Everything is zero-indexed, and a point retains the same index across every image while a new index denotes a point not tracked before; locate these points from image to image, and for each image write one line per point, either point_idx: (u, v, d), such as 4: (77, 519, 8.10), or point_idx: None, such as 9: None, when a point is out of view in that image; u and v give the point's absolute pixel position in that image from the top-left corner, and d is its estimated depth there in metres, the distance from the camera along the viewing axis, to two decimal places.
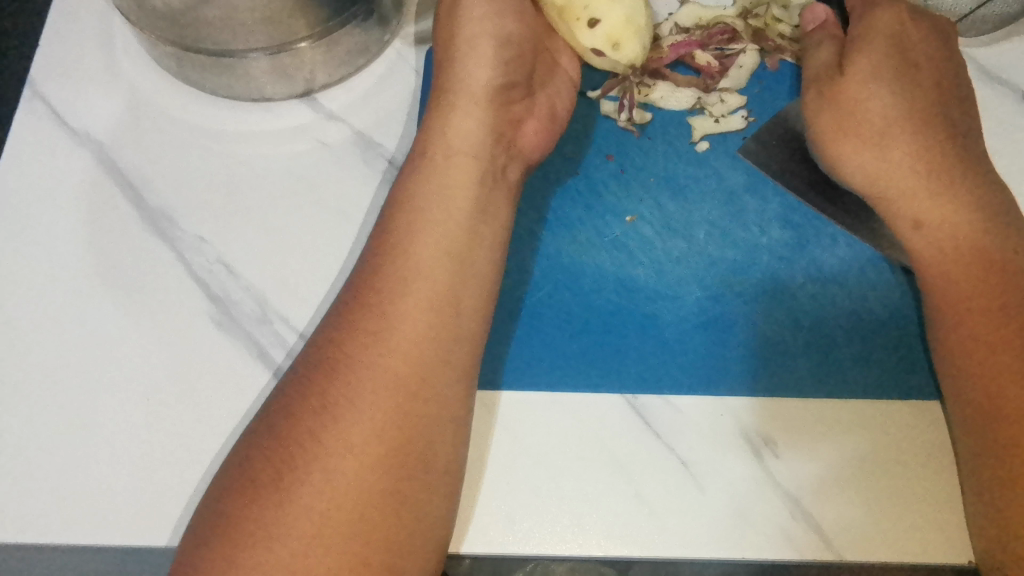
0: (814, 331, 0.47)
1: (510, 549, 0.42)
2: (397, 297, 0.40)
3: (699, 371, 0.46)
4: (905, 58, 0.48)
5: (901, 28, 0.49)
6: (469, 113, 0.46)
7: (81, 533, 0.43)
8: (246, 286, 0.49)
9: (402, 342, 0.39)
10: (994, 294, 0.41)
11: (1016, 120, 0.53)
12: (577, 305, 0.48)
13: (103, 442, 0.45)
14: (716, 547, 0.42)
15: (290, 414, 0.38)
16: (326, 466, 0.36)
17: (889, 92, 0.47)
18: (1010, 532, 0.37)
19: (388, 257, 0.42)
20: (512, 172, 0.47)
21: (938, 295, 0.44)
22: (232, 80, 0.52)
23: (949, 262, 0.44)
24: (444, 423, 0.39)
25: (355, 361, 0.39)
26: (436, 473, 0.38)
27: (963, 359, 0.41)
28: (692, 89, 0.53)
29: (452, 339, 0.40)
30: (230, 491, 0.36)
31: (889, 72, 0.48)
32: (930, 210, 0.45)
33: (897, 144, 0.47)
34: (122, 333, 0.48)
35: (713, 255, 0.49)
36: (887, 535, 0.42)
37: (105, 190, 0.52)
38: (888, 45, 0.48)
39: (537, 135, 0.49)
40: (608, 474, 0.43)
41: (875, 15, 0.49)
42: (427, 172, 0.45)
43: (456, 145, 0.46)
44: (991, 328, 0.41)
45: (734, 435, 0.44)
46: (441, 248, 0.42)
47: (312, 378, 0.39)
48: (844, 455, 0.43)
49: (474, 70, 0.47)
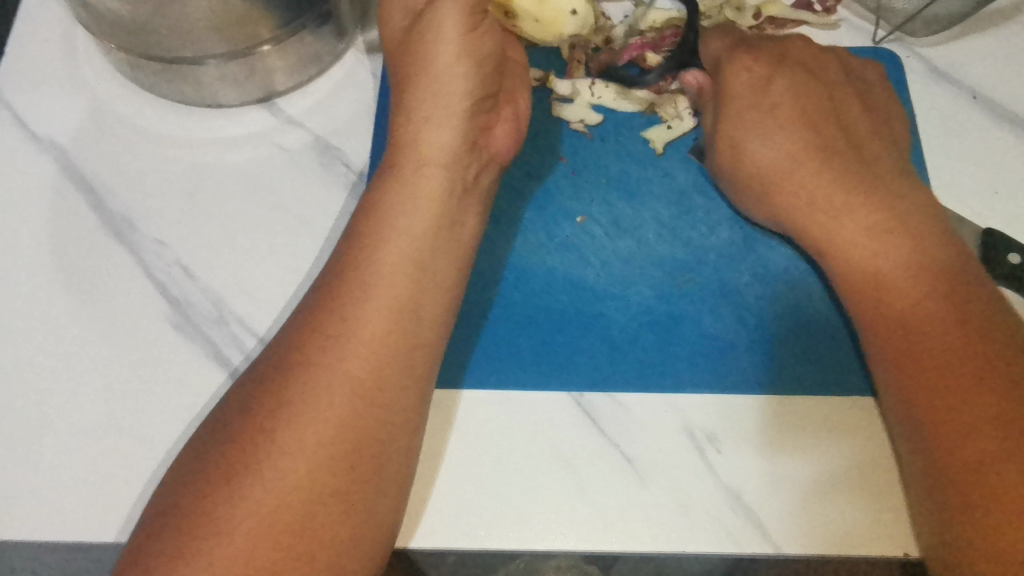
0: (760, 328, 0.48)
1: (458, 546, 0.43)
2: (354, 304, 0.40)
3: (647, 369, 0.47)
4: (765, 105, 0.49)
5: (754, 80, 0.50)
6: (445, 124, 0.45)
7: (33, 531, 0.44)
8: (202, 288, 0.50)
9: (357, 345, 0.39)
10: (924, 303, 0.41)
11: (965, 118, 0.54)
12: (526, 305, 0.49)
13: (57, 441, 0.46)
14: (658, 542, 0.42)
15: (247, 414, 0.38)
16: (274, 470, 0.36)
17: (768, 142, 0.48)
18: (950, 535, 0.37)
19: (354, 263, 0.41)
20: (482, 179, 0.47)
21: (872, 299, 0.43)
22: (184, 86, 0.53)
23: (883, 276, 0.43)
24: (391, 426, 0.39)
25: (298, 363, 0.39)
26: (386, 475, 0.38)
27: (910, 366, 0.41)
28: (645, 91, 0.54)
29: (404, 343, 0.40)
30: (183, 491, 0.36)
31: (787, 112, 0.49)
32: (854, 228, 0.45)
33: (805, 177, 0.47)
34: (80, 337, 0.49)
35: (662, 255, 0.50)
36: (829, 529, 0.42)
37: (65, 193, 0.53)
38: (748, 99, 0.49)
39: (506, 137, 0.49)
40: (554, 470, 0.44)
41: (730, 70, 0.50)
42: (396, 180, 0.44)
43: (430, 155, 0.45)
44: (944, 331, 0.40)
45: (679, 432, 0.45)
46: (408, 254, 0.42)
47: (267, 382, 0.39)
48: (787, 450, 0.44)
49: (449, 83, 0.45)
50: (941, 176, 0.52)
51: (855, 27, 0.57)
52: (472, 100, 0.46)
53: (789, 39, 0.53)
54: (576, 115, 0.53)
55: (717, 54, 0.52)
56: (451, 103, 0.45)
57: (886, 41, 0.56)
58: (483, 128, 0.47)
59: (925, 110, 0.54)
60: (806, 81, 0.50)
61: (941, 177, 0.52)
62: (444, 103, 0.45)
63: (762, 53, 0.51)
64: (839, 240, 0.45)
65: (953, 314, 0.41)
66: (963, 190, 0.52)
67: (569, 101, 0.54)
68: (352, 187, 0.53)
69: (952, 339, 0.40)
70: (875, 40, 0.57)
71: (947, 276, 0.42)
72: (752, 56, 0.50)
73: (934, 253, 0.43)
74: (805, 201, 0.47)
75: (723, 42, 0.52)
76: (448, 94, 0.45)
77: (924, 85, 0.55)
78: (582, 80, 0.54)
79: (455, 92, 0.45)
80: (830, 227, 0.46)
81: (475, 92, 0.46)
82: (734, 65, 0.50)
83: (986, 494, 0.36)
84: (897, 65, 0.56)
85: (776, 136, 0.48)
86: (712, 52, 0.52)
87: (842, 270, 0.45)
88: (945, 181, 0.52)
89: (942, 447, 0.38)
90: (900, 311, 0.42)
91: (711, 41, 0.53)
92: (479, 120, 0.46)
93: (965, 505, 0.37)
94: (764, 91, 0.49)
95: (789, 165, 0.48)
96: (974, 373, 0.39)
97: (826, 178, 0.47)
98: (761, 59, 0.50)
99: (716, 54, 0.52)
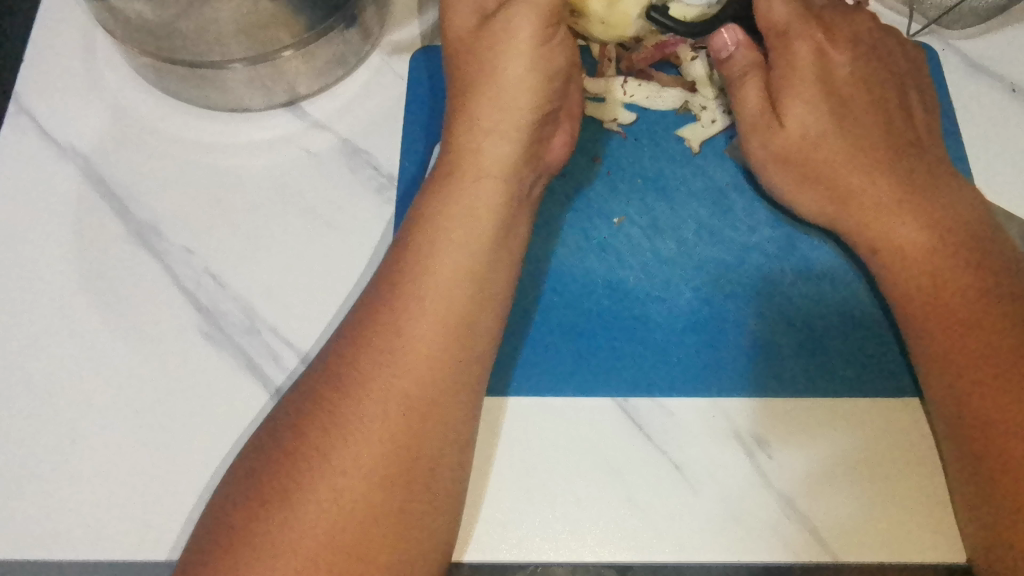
0: (806, 329, 0.47)
1: (505, 557, 0.42)
2: (408, 318, 0.39)
3: (691, 372, 0.46)
4: (824, 87, 0.46)
5: (819, 59, 0.47)
6: (516, 142, 0.44)
7: (68, 549, 0.43)
8: (233, 296, 0.49)
9: (410, 362, 0.38)
10: (965, 294, 0.41)
11: (1006, 112, 0.53)
12: (566, 309, 0.48)
13: (90, 455, 0.45)
14: (711, 551, 0.41)
15: (301, 433, 0.36)
16: (327, 487, 0.35)
17: (823, 124, 0.46)
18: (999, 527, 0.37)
19: (409, 275, 0.40)
20: (536, 189, 0.47)
21: (914, 290, 0.43)
22: (213, 92, 0.52)
23: (939, 269, 0.42)
24: (447, 441, 0.38)
25: (345, 380, 0.37)
26: (439, 494, 0.37)
27: (957, 359, 0.40)
28: (679, 88, 0.53)
29: (458, 361, 0.39)
30: (231, 512, 0.35)
31: (846, 100, 0.47)
32: (902, 218, 0.44)
33: (854, 168, 0.46)
34: (110, 348, 0.48)
35: (702, 256, 0.49)
36: (887, 533, 0.41)
37: (91, 202, 0.52)
38: (810, 78, 0.46)
39: (563, 148, 0.48)
40: (602, 480, 0.43)
41: (797, 44, 0.46)
42: (464, 191, 0.43)
43: (488, 167, 0.44)
44: (990, 318, 0.40)
45: (727, 436, 0.44)
46: (458, 266, 0.41)
47: (315, 394, 0.38)
48: (838, 450, 0.43)
49: (516, 94, 0.44)
50: (986, 171, 0.51)
51: (889, 20, 0.56)
52: (537, 115, 0.45)
53: (854, 14, 0.49)
54: (610, 114, 0.52)
55: (784, 19, 0.46)
56: (514, 116, 0.44)
57: (921, 33, 0.56)
58: (543, 139, 0.47)
59: (965, 104, 0.53)
60: (871, 64, 0.48)
61: (984, 172, 0.51)
62: (508, 118, 0.44)
63: (829, 28, 0.48)
64: (886, 231, 0.44)
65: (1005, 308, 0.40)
66: (1008, 185, 0.51)
67: (602, 101, 0.53)
68: (382, 191, 0.52)
69: (994, 330, 0.40)
70: (910, 32, 0.56)
71: (991, 266, 0.42)
72: (820, 33, 0.47)
73: (988, 251, 0.42)
74: (856, 189, 0.45)
75: (790, 7, 0.46)
76: (512, 108, 0.44)
77: (962, 78, 0.54)
78: (614, 78, 0.53)
79: (519, 107, 0.44)
80: (878, 220, 0.45)
81: (540, 107, 0.45)
82: (801, 39, 0.46)
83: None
84: (933, 58, 0.55)
85: (828, 119, 0.46)
86: (778, 16, 0.46)
87: (883, 261, 0.44)
88: (988, 176, 0.51)
89: (987, 438, 0.38)
90: (957, 309, 0.41)
91: (774, 1, 0.46)
92: (541, 133, 0.46)
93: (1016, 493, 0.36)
94: (827, 73, 0.47)
95: (844, 153, 0.46)
96: (1014, 355, 0.39)
97: (884, 171, 0.45)
98: (829, 36, 0.47)
99: (780, 22, 0.46)
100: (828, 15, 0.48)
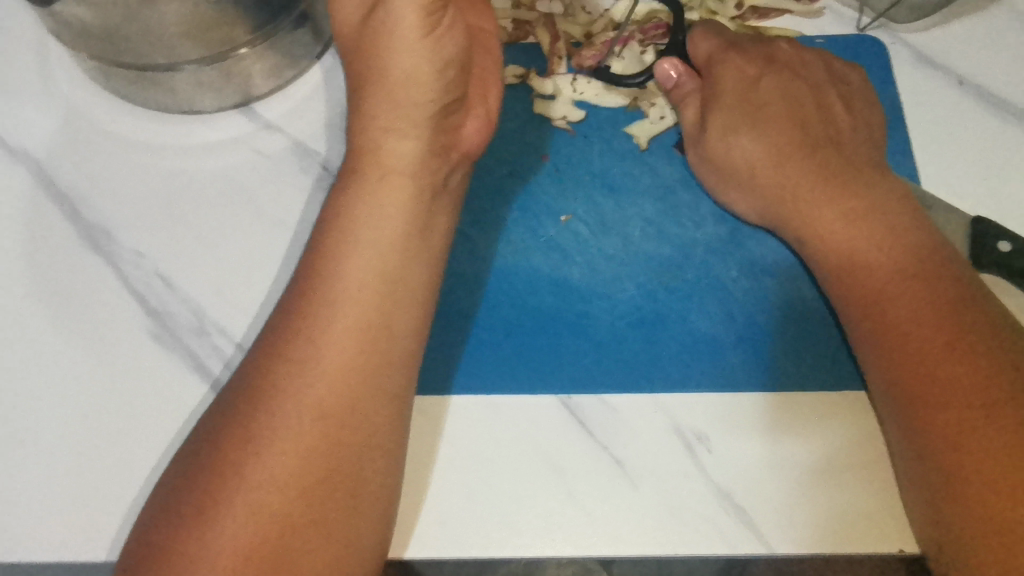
0: (748, 324, 0.47)
1: (445, 554, 0.42)
2: (330, 320, 0.39)
3: (634, 369, 0.46)
4: (753, 106, 0.50)
5: (745, 80, 0.51)
6: (405, 136, 0.44)
7: (16, 550, 0.43)
8: (181, 297, 0.49)
9: (329, 370, 0.38)
10: (894, 289, 0.42)
11: (954, 104, 0.53)
12: (511, 308, 0.48)
13: (36, 457, 0.45)
14: (646, 545, 0.42)
15: (231, 438, 0.37)
16: (245, 493, 0.35)
17: (755, 139, 0.49)
18: (944, 510, 0.37)
19: (343, 281, 0.40)
20: (454, 178, 0.47)
21: (850, 286, 0.43)
22: (162, 94, 0.52)
23: (863, 260, 0.43)
24: (381, 447, 0.38)
25: (284, 386, 0.38)
26: (367, 494, 0.37)
27: (895, 351, 0.40)
28: (626, 87, 0.53)
29: (384, 363, 0.39)
30: (163, 517, 0.35)
31: (773, 116, 0.50)
32: (830, 221, 0.46)
33: (780, 174, 0.48)
34: (57, 350, 0.48)
35: (648, 252, 0.49)
36: (823, 526, 0.42)
37: (41, 207, 0.52)
38: (739, 97, 0.50)
39: (477, 132, 0.48)
40: (543, 476, 0.43)
41: (722, 70, 0.51)
42: (401, 196, 0.43)
43: (415, 169, 0.44)
44: (931, 304, 0.40)
45: (669, 432, 0.44)
46: (390, 272, 0.41)
47: (250, 397, 0.38)
48: (774, 444, 0.43)
49: (409, 93, 0.44)
50: (933, 164, 0.51)
51: (838, 15, 0.56)
52: (437, 108, 0.45)
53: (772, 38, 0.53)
54: (558, 111, 0.52)
55: (708, 52, 0.52)
56: (412, 111, 0.44)
57: (870, 28, 0.56)
58: (450, 129, 0.46)
59: (911, 97, 0.54)
60: (793, 80, 0.51)
61: (931, 164, 0.51)
62: (406, 115, 0.44)
63: (752, 52, 0.52)
64: (821, 232, 0.46)
65: (928, 296, 0.41)
66: (954, 178, 0.51)
67: (551, 99, 0.53)
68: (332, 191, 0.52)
69: (923, 322, 0.40)
70: (860, 27, 0.56)
71: (924, 258, 0.42)
72: (739, 56, 0.51)
73: (925, 246, 0.43)
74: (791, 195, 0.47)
75: (712, 41, 0.52)
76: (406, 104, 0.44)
77: (911, 72, 0.54)
78: (563, 76, 0.53)
79: None
80: (814, 225, 0.46)
81: (440, 98, 0.44)
82: (726, 64, 0.51)
83: (997, 482, 0.35)
84: (881, 53, 0.55)
85: (754, 131, 0.49)
86: (702, 50, 0.52)
87: (824, 260, 0.45)
88: (934, 168, 0.51)
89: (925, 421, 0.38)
90: (887, 300, 0.42)
91: (699, 41, 0.53)
92: (443, 124, 0.45)
93: (951, 477, 0.36)
94: (752, 93, 0.50)
95: (771, 162, 0.48)
96: (945, 344, 0.39)
97: (812, 176, 0.47)
98: (747, 57, 0.51)
99: (706, 54, 0.52)
100: (748, 40, 0.53)
